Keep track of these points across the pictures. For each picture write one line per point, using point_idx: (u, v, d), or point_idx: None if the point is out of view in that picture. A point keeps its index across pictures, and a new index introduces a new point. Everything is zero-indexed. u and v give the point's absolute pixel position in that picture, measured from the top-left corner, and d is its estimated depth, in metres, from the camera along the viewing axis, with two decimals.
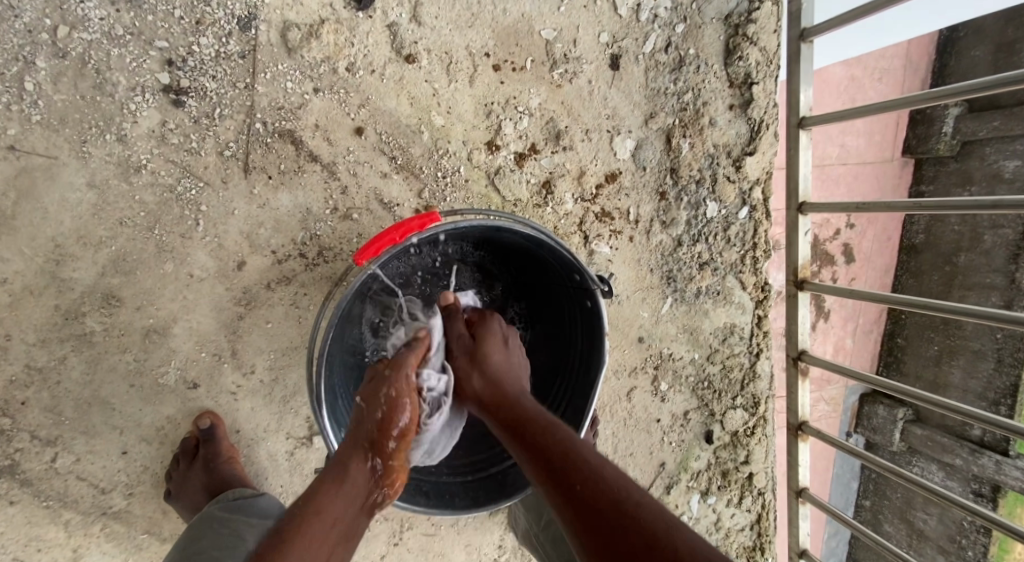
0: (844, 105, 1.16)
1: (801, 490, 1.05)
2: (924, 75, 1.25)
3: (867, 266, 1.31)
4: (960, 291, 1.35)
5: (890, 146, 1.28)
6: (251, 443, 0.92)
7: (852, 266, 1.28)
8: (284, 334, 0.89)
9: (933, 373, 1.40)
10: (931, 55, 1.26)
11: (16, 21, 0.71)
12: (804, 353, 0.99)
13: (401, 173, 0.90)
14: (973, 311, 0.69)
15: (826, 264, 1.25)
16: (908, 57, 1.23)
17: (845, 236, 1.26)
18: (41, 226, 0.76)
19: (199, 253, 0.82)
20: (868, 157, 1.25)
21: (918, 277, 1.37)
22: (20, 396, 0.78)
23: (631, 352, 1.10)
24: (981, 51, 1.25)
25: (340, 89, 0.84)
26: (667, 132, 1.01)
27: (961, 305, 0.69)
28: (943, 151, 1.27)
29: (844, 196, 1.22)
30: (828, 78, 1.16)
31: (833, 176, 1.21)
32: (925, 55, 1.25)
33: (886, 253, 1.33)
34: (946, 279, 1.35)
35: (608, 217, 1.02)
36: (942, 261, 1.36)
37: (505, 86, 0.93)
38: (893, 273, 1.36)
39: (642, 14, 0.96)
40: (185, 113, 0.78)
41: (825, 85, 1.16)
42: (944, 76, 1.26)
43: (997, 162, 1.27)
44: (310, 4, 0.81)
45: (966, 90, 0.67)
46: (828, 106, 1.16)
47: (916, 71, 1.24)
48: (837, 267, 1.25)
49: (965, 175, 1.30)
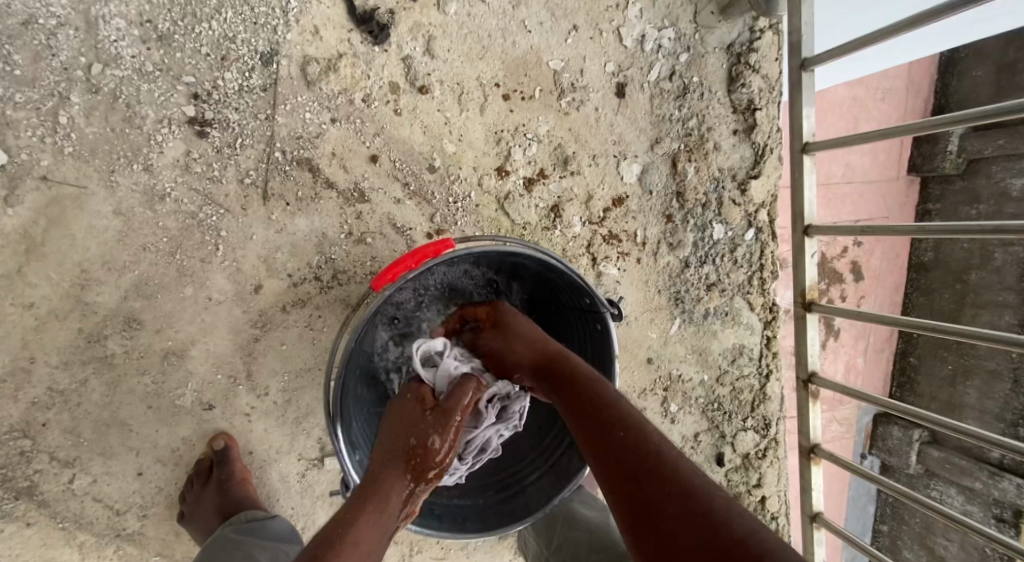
0: (848, 124, 1.19)
1: (815, 514, 1.03)
2: (926, 95, 1.27)
3: (878, 283, 1.33)
4: (972, 309, 1.31)
5: (896, 165, 1.30)
6: (263, 465, 0.92)
7: (862, 283, 1.31)
8: (299, 356, 0.90)
9: (947, 393, 1.38)
10: (933, 74, 1.28)
11: (53, 59, 0.74)
12: (814, 376, 0.98)
13: (414, 199, 0.93)
14: (983, 335, 0.72)
15: (834, 281, 1.27)
16: (911, 77, 1.25)
17: (854, 254, 1.29)
18: (69, 252, 0.78)
19: (217, 277, 0.85)
20: (872, 176, 1.27)
21: (929, 294, 1.36)
22: (41, 418, 0.80)
23: (640, 374, 1.10)
24: (983, 71, 1.22)
25: (356, 118, 0.88)
26: (673, 156, 1.03)
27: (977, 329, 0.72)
28: (950, 169, 1.27)
29: (850, 214, 1.26)
30: (831, 98, 1.18)
31: (839, 194, 1.25)
32: (927, 76, 1.27)
33: (896, 270, 1.35)
34: (958, 297, 1.33)
35: (616, 239, 1.04)
36: (953, 279, 1.33)
37: (514, 115, 0.96)
38: (904, 291, 1.38)
39: (647, 44, 0.99)
40: (208, 143, 0.82)
41: (829, 107, 1.18)
42: (947, 96, 1.27)
43: (1003, 180, 1.23)
44: (329, 39, 0.85)
45: (968, 118, 0.69)
46: (833, 125, 1.18)
47: (918, 91, 1.26)
48: (846, 284, 1.28)
49: (974, 194, 1.27)
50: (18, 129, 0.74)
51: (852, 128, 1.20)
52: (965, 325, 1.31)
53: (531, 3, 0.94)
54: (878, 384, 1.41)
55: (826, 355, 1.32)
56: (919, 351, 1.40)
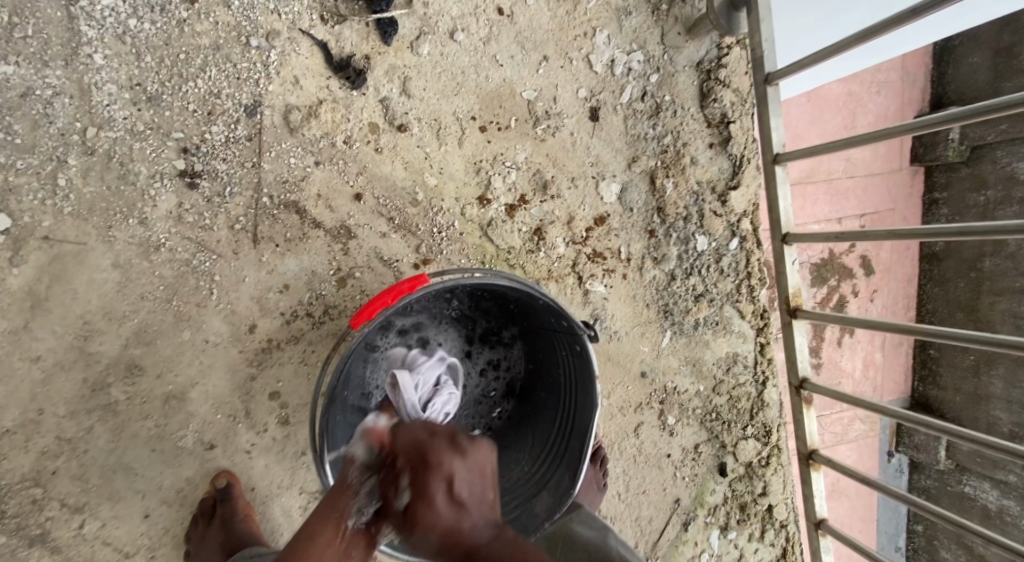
0: (847, 119, 1.22)
1: (820, 521, 1.04)
2: (923, 85, 1.29)
3: (889, 277, 1.33)
4: (990, 297, 1.28)
5: (898, 156, 1.31)
6: (267, 500, 0.95)
7: (873, 278, 1.31)
8: (297, 392, 0.93)
9: (972, 385, 1.33)
10: (928, 65, 1.29)
11: (50, 127, 0.79)
12: (806, 382, 0.99)
13: (400, 232, 0.96)
14: (981, 339, 0.73)
15: (844, 277, 1.28)
16: (905, 69, 1.27)
17: (862, 248, 1.29)
18: (71, 306, 0.82)
19: (213, 320, 0.88)
20: (876, 168, 1.29)
21: (943, 285, 1.35)
22: (51, 466, 0.83)
23: (634, 388, 1.12)
24: (979, 57, 1.22)
25: (339, 160, 0.92)
26: (651, 173, 1.06)
27: (958, 331, 0.75)
28: (953, 157, 1.27)
29: (854, 208, 1.27)
30: (826, 96, 1.20)
31: (842, 189, 1.26)
32: (921, 66, 1.28)
33: (906, 263, 1.35)
34: (975, 286, 1.30)
35: (600, 257, 1.06)
36: (966, 268, 1.31)
37: (492, 145, 0.99)
38: (917, 283, 1.37)
39: (617, 68, 1.03)
40: (199, 194, 0.86)
41: (825, 103, 1.20)
42: (944, 85, 1.28)
43: (1010, 165, 1.22)
44: (309, 88, 0.90)
45: (943, 121, 0.72)
46: (830, 122, 1.21)
47: (914, 82, 1.28)
48: (857, 279, 1.29)
49: (981, 180, 1.26)
50: (21, 194, 0.79)
51: (850, 122, 1.22)
52: (985, 313, 1.28)
53: (500, 38, 0.98)
54: (897, 379, 1.40)
55: (844, 352, 1.32)
56: (939, 344, 1.38)
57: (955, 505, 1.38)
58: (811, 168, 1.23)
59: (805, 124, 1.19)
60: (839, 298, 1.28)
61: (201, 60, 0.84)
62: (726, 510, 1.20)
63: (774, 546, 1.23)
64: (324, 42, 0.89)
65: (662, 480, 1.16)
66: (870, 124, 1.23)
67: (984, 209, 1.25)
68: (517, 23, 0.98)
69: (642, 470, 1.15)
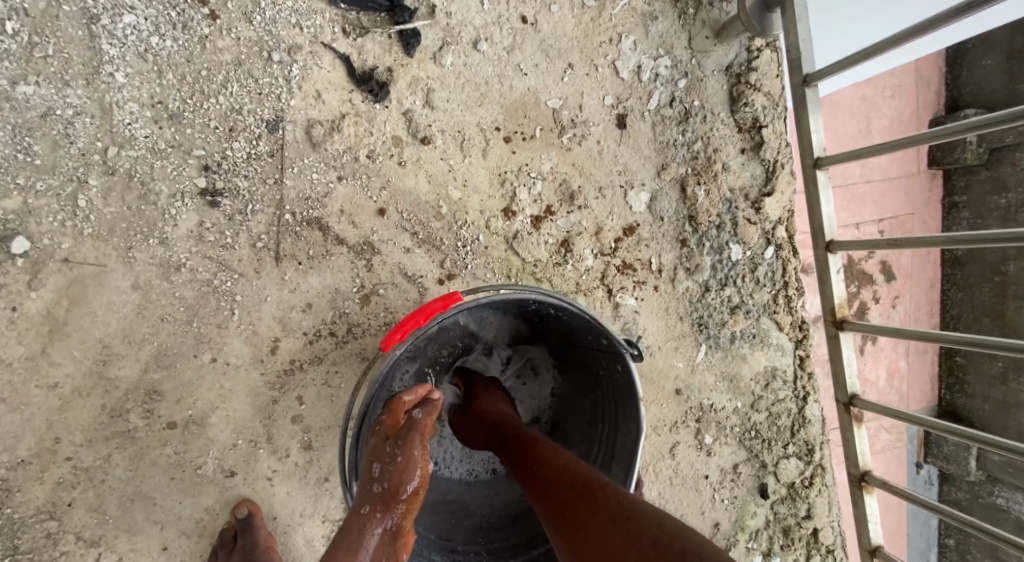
0: (862, 123, 1.17)
1: (875, 549, 0.97)
2: (937, 89, 1.24)
3: (911, 282, 1.27)
4: (1015, 302, 1.22)
5: (914, 160, 1.26)
6: (288, 530, 0.90)
7: (894, 283, 1.25)
8: (319, 415, 0.90)
9: (1001, 392, 1.26)
10: (941, 68, 1.24)
11: (72, 147, 0.78)
12: (856, 398, 0.93)
13: (424, 247, 0.93)
14: None
15: (865, 283, 1.22)
16: (919, 73, 1.22)
17: (881, 254, 1.23)
18: (90, 329, 0.80)
19: (234, 342, 0.85)
20: (892, 172, 1.23)
21: (967, 289, 1.28)
22: (67, 497, 0.80)
23: (669, 406, 1.07)
24: (993, 60, 1.18)
25: (362, 174, 0.89)
26: (682, 181, 1.02)
27: (1016, 343, 0.68)
28: (971, 160, 1.22)
29: (872, 214, 1.22)
30: (839, 101, 1.16)
31: (858, 194, 1.21)
32: (935, 69, 1.24)
33: (928, 267, 1.29)
34: (999, 291, 1.24)
35: (631, 269, 1.02)
36: (989, 272, 1.25)
37: (517, 155, 0.96)
38: (941, 287, 1.31)
39: (643, 75, 1.00)
40: (220, 212, 0.84)
41: (838, 108, 1.16)
42: (958, 89, 1.23)
43: None
44: (332, 101, 0.87)
45: (991, 122, 0.66)
46: (844, 126, 1.16)
47: (928, 86, 1.23)
48: (877, 285, 1.23)
49: (1000, 182, 1.21)
50: (40, 216, 0.77)
51: (863, 126, 1.17)
52: (1011, 318, 1.22)
53: (524, 47, 0.95)
54: (923, 390, 1.33)
55: (866, 362, 1.25)
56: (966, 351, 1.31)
57: (987, 517, 1.31)
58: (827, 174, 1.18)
59: None
60: (859, 305, 1.22)
61: (222, 76, 0.82)
62: (769, 535, 1.14)
63: None
64: (347, 55, 0.87)
65: (699, 503, 1.10)
66: (885, 128, 1.18)
67: (1005, 212, 1.21)
68: (541, 31, 0.95)
69: (679, 492, 1.09)
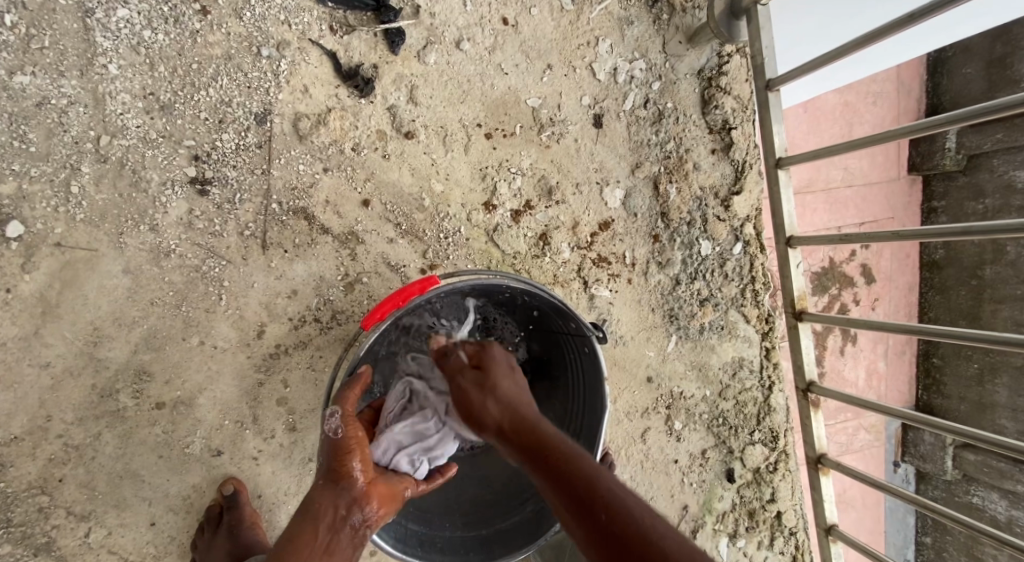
0: (844, 128, 1.23)
1: (830, 527, 1.03)
2: (918, 95, 1.30)
3: (891, 286, 1.34)
4: (992, 305, 1.29)
5: (895, 165, 1.32)
6: (273, 508, 0.94)
7: (874, 286, 1.32)
8: (303, 397, 0.94)
9: (977, 393, 1.33)
10: (923, 76, 1.31)
11: (65, 135, 0.80)
12: (814, 385, 0.99)
13: (407, 237, 0.97)
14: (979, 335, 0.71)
15: (846, 285, 1.29)
16: (900, 79, 1.29)
17: (862, 257, 1.30)
18: (81, 311, 0.83)
19: (222, 326, 0.88)
20: (872, 177, 1.30)
21: (945, 292, 1.35)
22: (58, 473, 0.82)
23: (641, 393, 1.12)
24: (973, 67, 1.25)
25: (347, 166, 0.93)
26: (655, 179, 1.07)
27: (958, 329, 0.73)
28: (950, 166, 1.28)
29: (854, 217, 1.28)
30: (822, 106, 1.22)
31: (841, 198, 1.27)
32: (917, 77, 1.30)
33: (907, 270, 1.35)
34: (975, 295, 1.31)
35: (605, 262, 1.07)
36: (967, 275, 1.32)
37: (498, 151, 1.01)
38: (919, 290, 1.37)
39: (619, 76, 1.04)
40: (209, 201, 0.87)
41: (821, 111, 1.22)
42: (939, 95, 1.29)
43: (1007, 173, 1.23)
44: (318, 96, 0.91)
45: (938, 123, 0.71)
46: (826, 130, 1.22)
47: (909, 92, 1.29)
48: (857, 288, 1.29)
49: (978, 188, 1.28)
50: (34, 201, 0.80)
51: (846, 131, 1.24)
52: (987, 321, 1.29)
53: (505, 47, 0.99)
54: (902, 388, 1.39)
55: (847, 361, 1.32)
56: (943, 352, 1.38)
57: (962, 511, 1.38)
58: (809, 176, 1.24)
59: (802, 134, 1.21)
60: (840, 305, 1.28)
61: (213, 69, 0.86)
62: (735, 517, 1.19)
63: (784, 554, 1.22)
64: (333, 52, 0.91)
65: (669, 486, 1.15)
66: (866, 132, 1.25)
67: (982, 217, 1.26)
68: (522, 32, 1.00)
69: (650, 476, 1.14)
